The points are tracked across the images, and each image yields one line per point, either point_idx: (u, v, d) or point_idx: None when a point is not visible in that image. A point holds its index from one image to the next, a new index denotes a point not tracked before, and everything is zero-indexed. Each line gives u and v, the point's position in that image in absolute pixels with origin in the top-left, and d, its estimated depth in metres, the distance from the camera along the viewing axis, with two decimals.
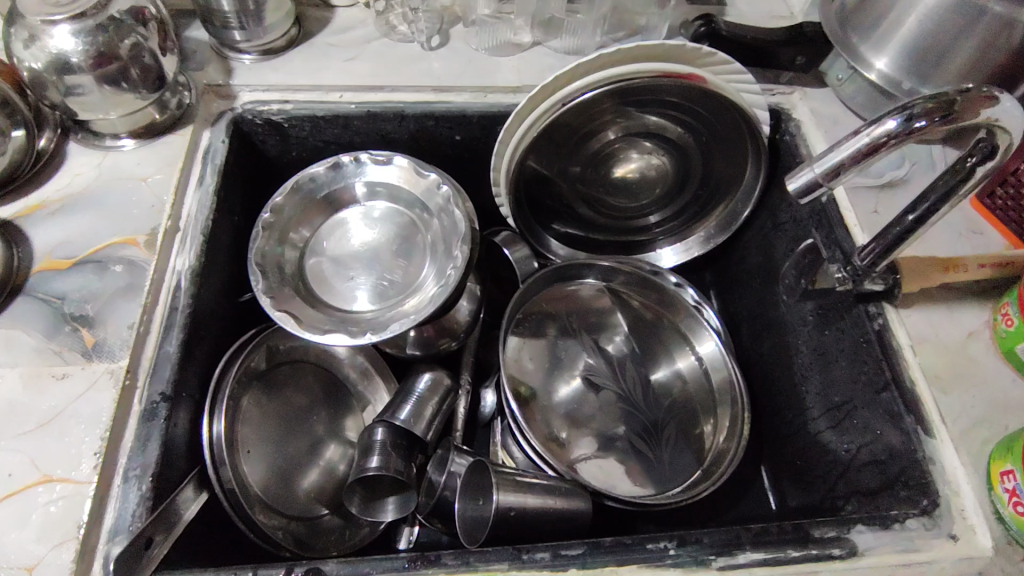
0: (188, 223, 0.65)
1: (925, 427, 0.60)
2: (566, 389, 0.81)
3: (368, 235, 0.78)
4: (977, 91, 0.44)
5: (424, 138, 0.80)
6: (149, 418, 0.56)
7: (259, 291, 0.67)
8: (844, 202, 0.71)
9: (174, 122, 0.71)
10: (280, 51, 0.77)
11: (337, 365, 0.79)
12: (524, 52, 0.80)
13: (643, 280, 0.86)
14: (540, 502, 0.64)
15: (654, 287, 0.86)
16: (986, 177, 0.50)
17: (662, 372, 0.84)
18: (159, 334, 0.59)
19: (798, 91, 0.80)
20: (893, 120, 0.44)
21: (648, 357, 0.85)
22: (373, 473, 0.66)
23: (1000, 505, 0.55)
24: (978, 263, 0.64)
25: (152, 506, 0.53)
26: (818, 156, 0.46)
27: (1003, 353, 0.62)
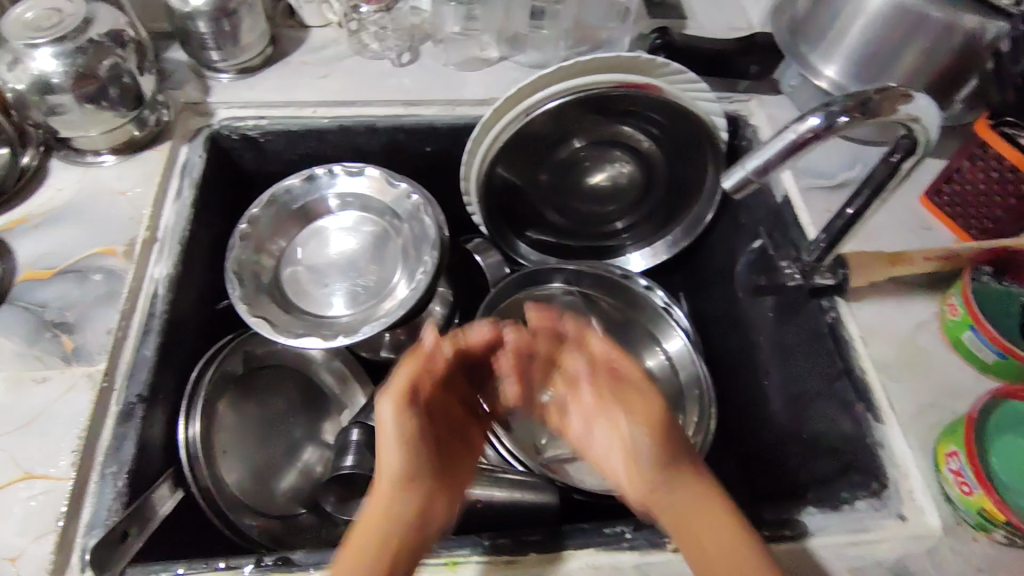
0: (166, 234, 0.68)
1: (874, 413, 0.62)
2: None
3: (342, 244, 0.80)
4: (895, 90, 0.48)
5: (395, 150, 0.83)
6: (126, 418, 0.58)
7: (235, 298, 0.70)
8: (799, 202, 0.74)
9: (153, 138, 0.74)
10: (256, 69, 0.80)
11: (315, 370, 0.80)
12: (491, 66, 0.83)
13: (618, 281, 0.87)
14: (506, 495, 0.66)
15: (625, 290, 0.87)
16: (913, 170, 0.55)
17: None
18: (136, 338, 0.62)
19: (755, 98, 0.83)
20: (816, 118, 0.48)
21: None
22: (348, 471, 0.69)
23: (948, 486, 0.57)
24: (924, 256, 0.66)
25: (127, 502, 0.55)
26: (750, 155, 0.50)
27: (952, 341, 0.65)
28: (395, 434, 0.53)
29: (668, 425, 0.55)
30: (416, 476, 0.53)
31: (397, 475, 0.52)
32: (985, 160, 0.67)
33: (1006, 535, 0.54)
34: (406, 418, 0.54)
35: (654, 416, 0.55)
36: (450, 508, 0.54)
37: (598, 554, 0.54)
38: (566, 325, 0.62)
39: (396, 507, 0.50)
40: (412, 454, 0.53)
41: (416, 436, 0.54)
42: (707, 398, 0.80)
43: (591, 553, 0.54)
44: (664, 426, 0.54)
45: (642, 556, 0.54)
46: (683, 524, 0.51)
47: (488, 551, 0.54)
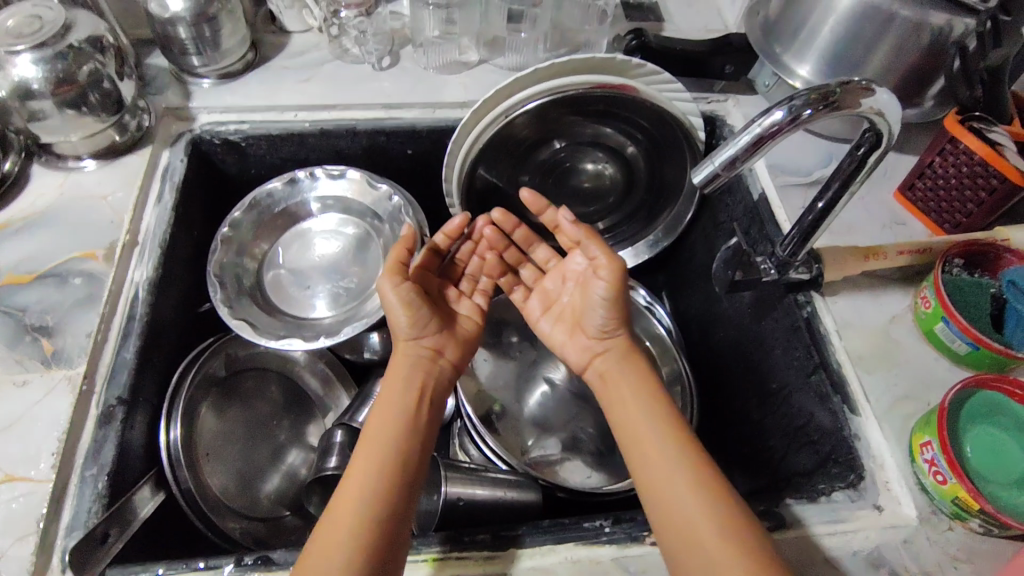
0: (147, 237, 0.69)
1: (851, 405, 0.63)
2: (534, 398, 0.85)
3: (325, 246, 0.81)
4: (857, 84, 0.49)
5: (377, 153, 0.84)
6: (106, 421, 0.58)
7: (217, 300, 0.70)
8: (775, 199, 0.75)
9: (135, 143, 0.74)
10: (237, 74, 0.81)
11: (300, 374, 0.81)
12: (471, 69, 0.84)
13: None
14: (488, 493, 0.66)
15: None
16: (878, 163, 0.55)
17: None
18: (116, 341, 0.62)
19: (731, 99, 0.85)
20: (780, 111, 0.49)
21: None
22: (331, 472, 0.69)
23: (923, 476, 0.58)
24: (898, 250, 0.67)
25: (107, 504, 0.55)
26: (718, 151, 0.51)
27: (925, 334, 0.66)
28: (398, 304, 0.64)
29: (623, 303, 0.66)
30: (421, 363, 0.65)
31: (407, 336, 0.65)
32: (955, 155, 0.68)
33: (982, 523, 0.55)
34: (415, 311, 0.65)
35: (601, 297, 0.65)
36: (444, 384, 0.66)
37: (578, 547, 0.55)
38: (517, 232, 0.76)
39: (401, 397, 0.61)
40: (415, 313, 0.65)
41: (422, 322, 0.65)
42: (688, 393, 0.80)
43: (571, 547, 0.55)
44: (615, 302, 0.65)
45: (620, 550, 0.55)
46: (636, 435, 0.59)
47: (468, 547, 0.54)
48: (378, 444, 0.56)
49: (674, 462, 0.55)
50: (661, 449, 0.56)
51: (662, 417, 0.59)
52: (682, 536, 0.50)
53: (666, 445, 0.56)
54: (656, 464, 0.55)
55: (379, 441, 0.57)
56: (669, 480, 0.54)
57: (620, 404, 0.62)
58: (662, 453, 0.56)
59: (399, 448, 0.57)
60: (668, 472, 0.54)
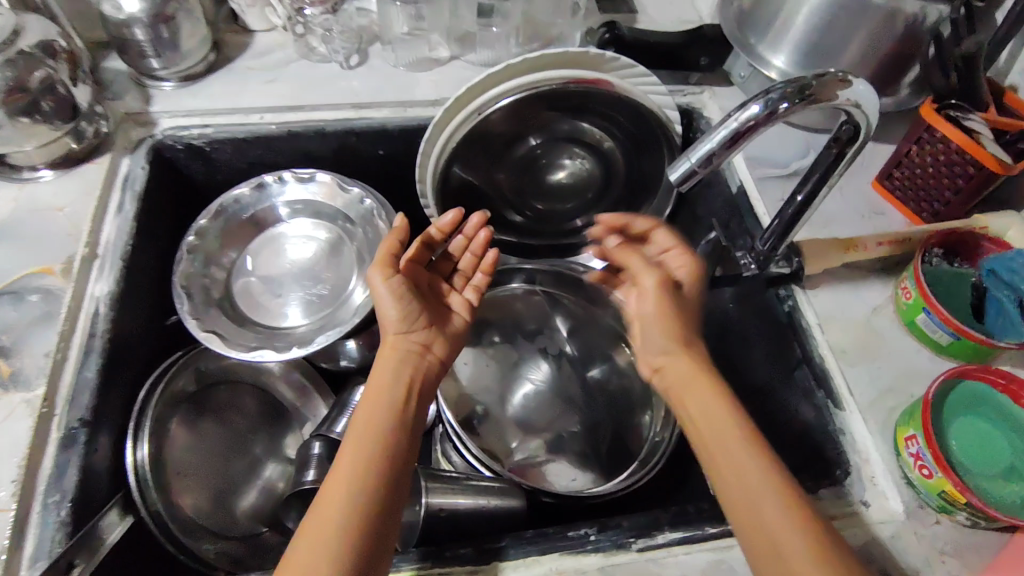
0: (107, 250, 0.66)
1: (835, 400, 0.62)
2: (519, 396, 0.84)
3: (297, 251, 0.79)
4: (832, 75, 0.48)
5: (347, 154, 0.81)
6: (67, 444, 0.56)
7: (184, 312, 0.68)
8: (754, 192, 0.74)
9: (92, 151, 0.71)
10: (199, 76, 0.78)
11: (274, 384, 0.78)
12: (442, 66, 0.82)
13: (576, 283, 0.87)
14: (471, 502, 0.65)
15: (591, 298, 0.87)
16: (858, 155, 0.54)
17: (598, 372, 0.85)
18: (77, 360, 0.59)
19: (707, 91, 0.84)
20: (757, 105, 0.47)
21: (585, 358, 0.87)
22: (307, 487, 0.67)
23: (909, 470, 0.57)
24: (877, 241, 0.67)
25: (71, 531, 0.53)
26: (694, 147, 0.50)
27: (906, 325, 0.65)
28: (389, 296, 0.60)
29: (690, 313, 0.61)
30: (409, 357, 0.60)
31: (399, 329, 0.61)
32: (931, 143, 0.67)
33: (968, 516, 0.54)
34: (404, 304, 0.61)
35: (653, 309, 0.61)
36: (431, 382, 0.61)
37: (564, 557, 0.54)
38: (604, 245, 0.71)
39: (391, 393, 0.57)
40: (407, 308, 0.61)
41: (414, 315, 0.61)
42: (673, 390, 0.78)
43: (557, 557, 0.53)
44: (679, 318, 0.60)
45: (606, 558, 0.54)
46: (707, 425, 0.53)
47: (451, 561, 0.53)
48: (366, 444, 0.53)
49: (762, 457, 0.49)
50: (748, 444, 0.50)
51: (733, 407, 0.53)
52: (766, 538, 0.45)
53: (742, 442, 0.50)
54: (739, 458, 0.49)
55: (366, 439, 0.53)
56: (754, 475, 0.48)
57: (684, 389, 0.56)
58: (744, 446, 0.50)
59: (386, 445, 0.53)
60: (748, 464, 0.49)
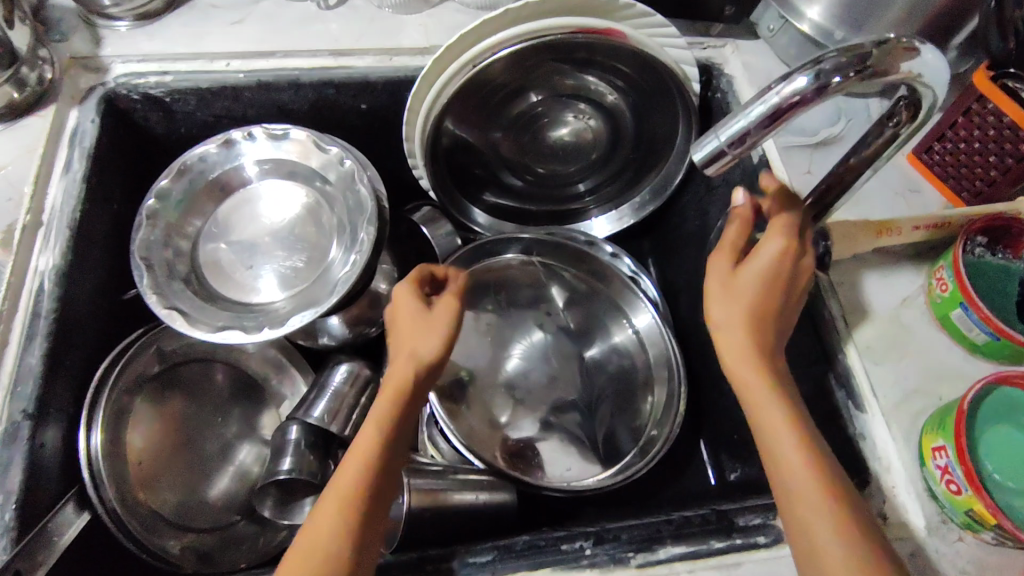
0: (52, 217, 0.59)
1: (855, 401, 0.58)
2: (513, 363, 0.78)
3: (270, 215, 0.72)
4: (896, 43, 0.40)
5: (326, 107, 0.73)
6: (11, 440, 0.51)
7: (144, 287, 0.61)
8: (777, 161, 0.66)
9: (35, 101, 0.63)
10: (157, 15, 0.68)
11: (246, 360, 0.72)
12: (434, 8, 0.71)
13: (577, 257, 0.79)
14: (458, 500, 0.61)
15: (594, 274, 0.80)
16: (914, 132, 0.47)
17: (596, 350, 0.80)
18: (19, 345, 0.53)
19: (730, 43, 0.74)
20: (804, 77, 0.40)
21: (582, 333, 0.80)
22: (285, 477, 0.62)
23: (933, 482, 0.53)
24: (913, 224, 0.60)
25: (17, 537, 0.49)
26: (724, 122, 0.43)
27: (938, 319, 0.59)
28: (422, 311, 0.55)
29: (762, 296, 0.48)
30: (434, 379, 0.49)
31: (422, 357, 0.48)
32: (982, 116, 0.60)
33: (995, 536, 0.50)
34: (436, 327, 0.49)
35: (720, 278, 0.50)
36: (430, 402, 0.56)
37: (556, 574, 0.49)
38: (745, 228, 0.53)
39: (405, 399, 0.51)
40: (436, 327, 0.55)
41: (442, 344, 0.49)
42: (676, 375, 0.73)
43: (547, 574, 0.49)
44: (739, 302, 0.48)
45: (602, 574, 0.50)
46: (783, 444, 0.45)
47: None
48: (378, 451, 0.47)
49: (826, 491, 0.43)
50: (807, 477, 0.43)
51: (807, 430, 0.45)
52: None
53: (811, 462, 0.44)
54: (806, 492, 0.43)
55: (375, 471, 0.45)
56: (815, 512, 0.42)
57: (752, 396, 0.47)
58: (810, 477, 0.43)
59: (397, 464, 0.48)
60: (811, 485, 0.43)
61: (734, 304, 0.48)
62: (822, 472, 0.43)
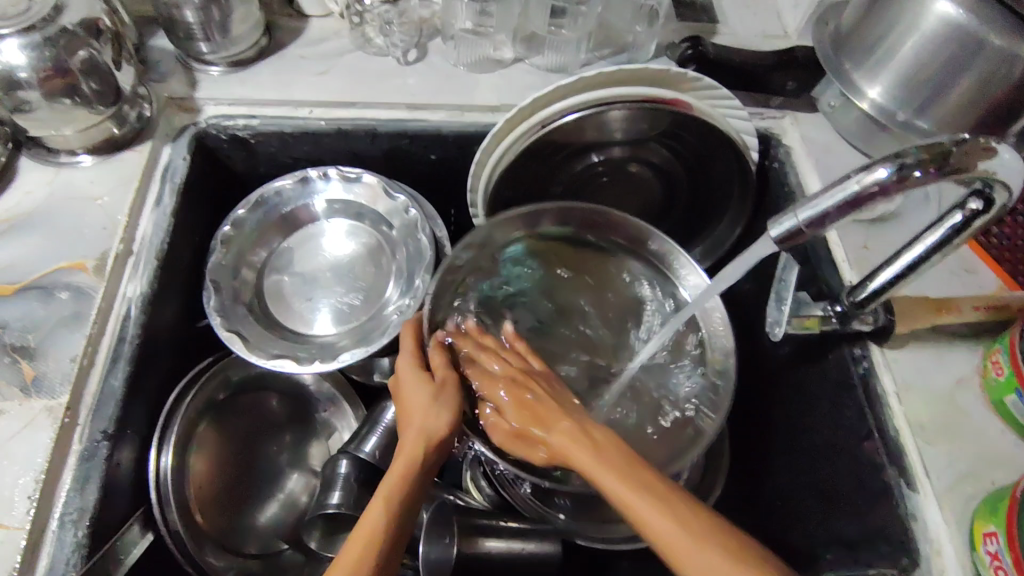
0: (142, 247, 0.63)
1: (908, 480, 0.57)
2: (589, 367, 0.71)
3: (331, 251, 0.74)
4: (977, 142, 0.41)
5: (397, 155, 0.76)
6: (88, 459, 0.53)
7: (210, 308, 0.65)
8: (835, 235, 0.67)
9: (134, 137, 0.67)
10: (249, 62, 0.73)
11: (302, 391, 0.74)
12: (505, 68, 0.76)
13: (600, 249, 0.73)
14: (504, 547, 0.62)
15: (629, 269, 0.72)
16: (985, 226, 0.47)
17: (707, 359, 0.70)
18: (104, 367, 0.56)
19: (789, 116, 0.77)
20: (885, 168, 0.40)
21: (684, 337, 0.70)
22: (332, 510, 0.63)
23: (984, 569, 0.52)
24: (972, 305, 0.61)
25: (87, 554, 0.51)
26: (804, 201, 0.44)
27: (993, 403, 0.59)
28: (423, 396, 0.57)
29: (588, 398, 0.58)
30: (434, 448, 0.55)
31: (430, 435, 0.54)
32: None
33: None
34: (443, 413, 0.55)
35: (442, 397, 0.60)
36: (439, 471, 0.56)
37: None
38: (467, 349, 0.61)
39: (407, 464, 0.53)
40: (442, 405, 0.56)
41: (449, 419, 0.55)
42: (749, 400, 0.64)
43: None
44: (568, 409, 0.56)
45: None
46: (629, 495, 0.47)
47: None
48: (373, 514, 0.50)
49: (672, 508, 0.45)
50: (656, 511, 0.45)
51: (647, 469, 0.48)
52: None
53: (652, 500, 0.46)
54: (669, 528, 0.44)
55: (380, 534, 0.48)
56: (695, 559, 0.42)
57: (587, 462, 0.50)
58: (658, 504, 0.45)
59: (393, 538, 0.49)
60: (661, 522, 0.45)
61: (548, 405, 0.57)
62: (666, 502, 0.45)
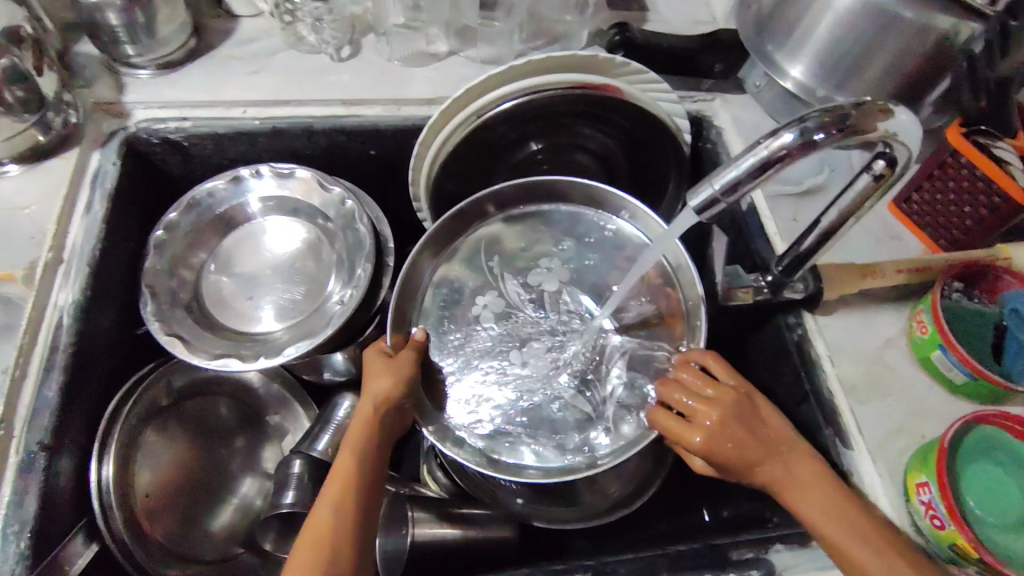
0: (73, 254, 0.61)
1: (843, 438, 0.60)
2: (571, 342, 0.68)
3: (272, 250, 0.74)
4: (873, 104, 0.43)
5: (336, 152, 0.76)
6: (26, 471, 0.52)
7: (146, 314, 0.63)
8: (764, 210, 0.70)
9: (60, 143, 0.66)
10: (178, 64, 0.72)
11: (251, 393, 0.74)
12: (439, 62, 0.77)
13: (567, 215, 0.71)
14: (460, 533, 0.62)
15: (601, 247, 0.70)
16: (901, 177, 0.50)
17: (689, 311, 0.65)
18: (38, 377, 0.55)
19: (719, 98, 0.79)
20: (790, 133, 0.43)
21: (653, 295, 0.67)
22: (287, 510, 0.63)
23: (918, 517, 0.54)
24: (896, 268, 0.63)
25: (30, 566, 0.50)
26: (720, 170, 0.45)
27: (920, 360, 0.62)
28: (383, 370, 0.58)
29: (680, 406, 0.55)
30: (386, 417, 0.57)
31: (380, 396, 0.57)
32: (956, 169, 0.63)
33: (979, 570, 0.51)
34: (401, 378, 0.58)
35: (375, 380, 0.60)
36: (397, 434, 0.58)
37: None
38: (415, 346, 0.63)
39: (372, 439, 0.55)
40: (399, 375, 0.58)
41: (399, 386, 0.57)
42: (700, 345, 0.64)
43: None
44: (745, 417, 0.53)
45: None
46: (795, 482, 0.50)
47: None
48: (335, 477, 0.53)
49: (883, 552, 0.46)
50: (839, 526, 0.47)
51: (849, 497, 0.48)
52: None
53: (816, 484, 0.49)
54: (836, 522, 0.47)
55: (344, 509, 0.51)
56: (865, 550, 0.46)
57: (805, 505, 0.49)
58: (863, 543, 0.46)
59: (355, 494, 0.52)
60: (830, 508, 0.48)
61: (739, 440, 0.52)
62: (821, 494, 0.49)
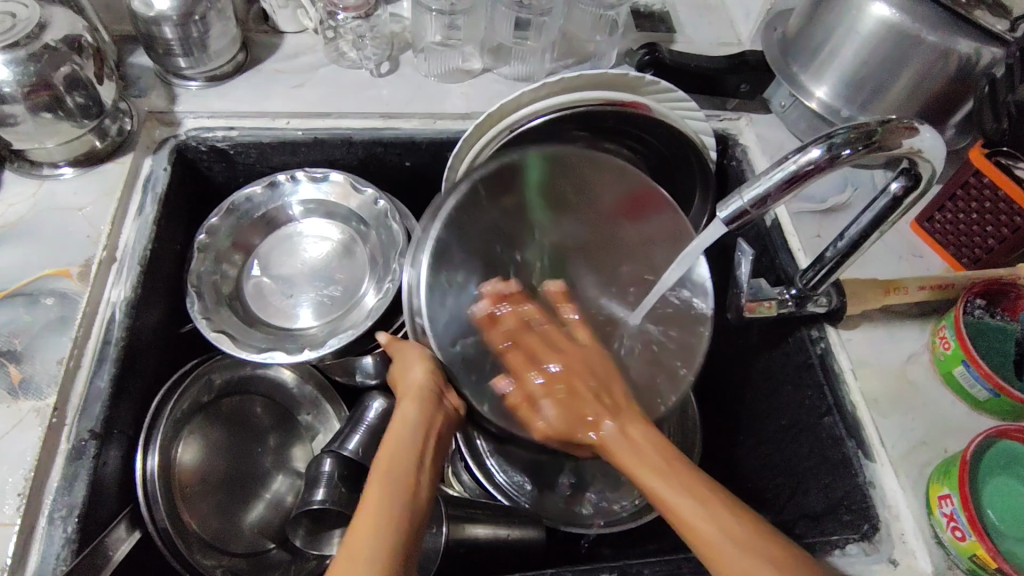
0: (126, 254, 0.65)
1: (865, 450, 0.60)
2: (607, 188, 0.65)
3: (308, 254, 0.77)
4: (899, 122, 0.46)
5: (372, 163, 0.79)
6: (77, 456, 0.54)
7: (195, 312, 0.66)
8: (788, 225, 0.71)
9: (115, 149, 0.69)
10: (227, 77, 0.76)
11: (282, 396, 0.76)
12: (473, 78, 0.80)
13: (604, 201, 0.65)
14: (489, 532, 0.67)
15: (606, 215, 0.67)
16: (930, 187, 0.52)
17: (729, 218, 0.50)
18: (91, 369, 0.58)
19: (744, 117, 0.81)
20: (818, 149, 0.45)
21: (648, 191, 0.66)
22: (317, 506, 0.62)
23: (940, 529, 0.55)
24: (919, 284, 0.65)
25: (77, 548, 0.52)
26: (748, 184, 0.47)
27: (943, 377, 0.63)
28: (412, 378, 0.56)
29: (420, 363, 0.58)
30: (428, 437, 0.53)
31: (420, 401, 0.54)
32: (978, 189, 0.64)
33: None
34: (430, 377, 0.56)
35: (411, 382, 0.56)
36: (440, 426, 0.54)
37: None
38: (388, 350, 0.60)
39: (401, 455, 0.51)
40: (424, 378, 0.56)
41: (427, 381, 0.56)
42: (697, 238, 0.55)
43: None
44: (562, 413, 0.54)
45: None
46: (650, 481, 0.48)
47: None
48: (369, 500, 0.47)
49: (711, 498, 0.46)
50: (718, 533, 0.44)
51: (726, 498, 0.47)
52: None
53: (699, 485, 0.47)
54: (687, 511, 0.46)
55: (382, 518, 0.46)
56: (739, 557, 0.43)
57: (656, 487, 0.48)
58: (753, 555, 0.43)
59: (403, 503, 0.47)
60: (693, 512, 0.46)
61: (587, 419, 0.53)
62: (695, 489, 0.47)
